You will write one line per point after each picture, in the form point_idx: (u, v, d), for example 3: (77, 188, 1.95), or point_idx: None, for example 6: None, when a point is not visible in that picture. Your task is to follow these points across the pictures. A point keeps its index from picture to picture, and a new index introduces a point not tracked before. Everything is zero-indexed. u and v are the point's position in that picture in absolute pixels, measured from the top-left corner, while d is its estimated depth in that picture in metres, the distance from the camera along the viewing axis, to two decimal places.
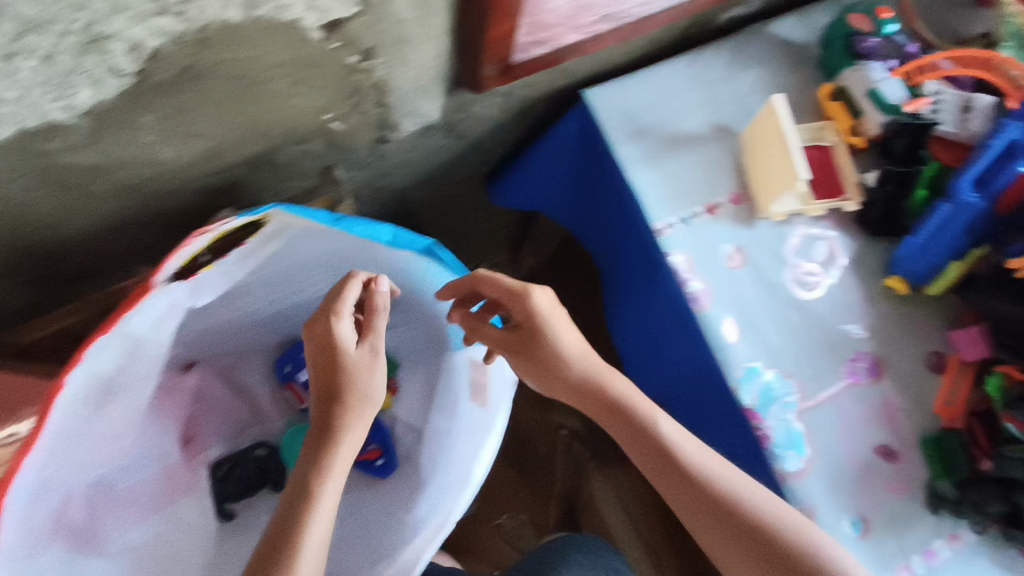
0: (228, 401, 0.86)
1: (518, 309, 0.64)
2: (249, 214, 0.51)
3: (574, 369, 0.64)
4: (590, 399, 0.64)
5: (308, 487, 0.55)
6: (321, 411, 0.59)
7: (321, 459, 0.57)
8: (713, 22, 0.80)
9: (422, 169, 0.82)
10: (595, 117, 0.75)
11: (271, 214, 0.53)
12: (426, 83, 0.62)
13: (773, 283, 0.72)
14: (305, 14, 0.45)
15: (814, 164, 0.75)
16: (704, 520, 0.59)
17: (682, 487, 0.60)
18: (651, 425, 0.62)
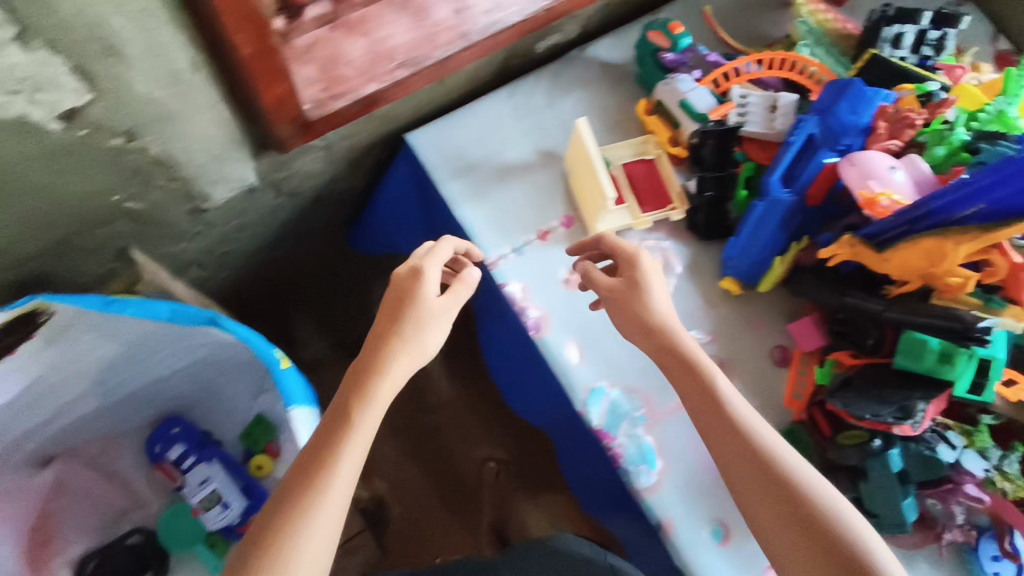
0: (98, 492, 0.83)
1: (627, 257, 0.66)
2: (12, 305, 0.55)
3: (650, 316, 0.63)
4: (659, 345, 0.62)
5: (313, 472, 0.51)
6: (357, 381, 0.56)
7: (338, 436, 0.53)
8: (532, 53, 0.82)
9: (267, 229, 0.82)
10: (421, 159, 0.75)
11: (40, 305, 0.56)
12: (223, 152, 0.62)
13: None
14: (32, 108, 0.45)
15: (640, 179, 0.76)
16: (755, 471, 0.56)
17: (730, 439, 0.57)
18: (710, 376, 0.60)
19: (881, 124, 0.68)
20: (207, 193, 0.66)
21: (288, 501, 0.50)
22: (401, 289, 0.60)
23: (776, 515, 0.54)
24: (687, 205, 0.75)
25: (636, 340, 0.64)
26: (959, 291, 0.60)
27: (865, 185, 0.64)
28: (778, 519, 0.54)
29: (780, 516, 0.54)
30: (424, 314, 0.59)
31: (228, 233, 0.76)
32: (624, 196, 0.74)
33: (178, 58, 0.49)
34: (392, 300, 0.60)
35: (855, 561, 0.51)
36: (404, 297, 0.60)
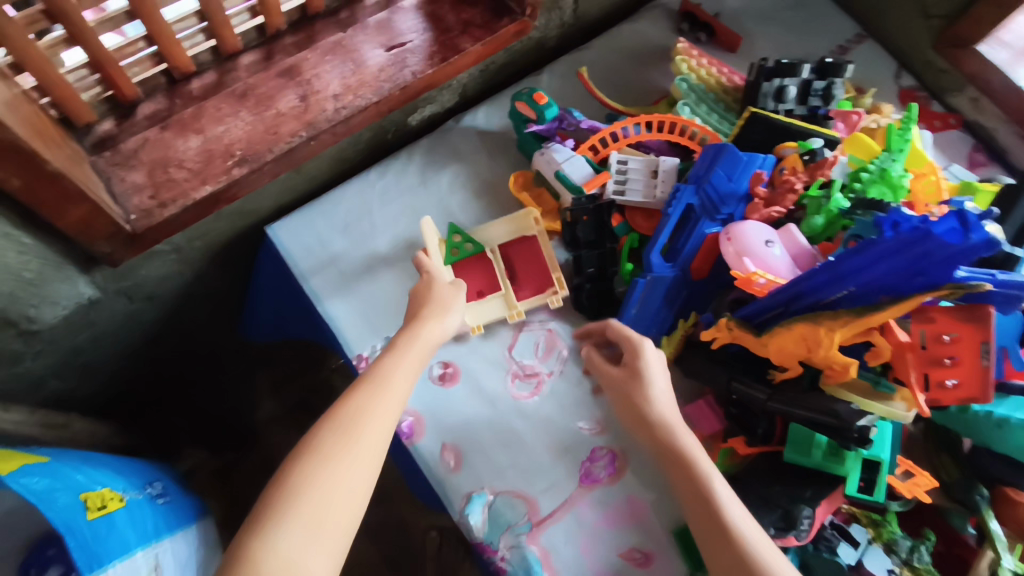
0: None
1: (629, 350, 0.59)
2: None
3: (650, 408, 0.56)
4: (640, 420, 0.56)
5: (361, 391, 0.51)
6: (406, 330, 0.58)
7: (385, 365, 0.54)
8: (405, 126, 0.78)
9: (135, 331, 0.77)
10: (282, 251, 0.70)
11: None
12: (33, 273, 0.57)
13: (492, 393, 0.67)
14: None
15: (519, 260, 0.71)
16: (717, 531, 0.49)
17: (693, 487, 0.51)
18: (672, 433, 0.54)
19: (758, 192, 0.64)
20: (32, 315, 0.61)
21: (331, 419, 0.49)
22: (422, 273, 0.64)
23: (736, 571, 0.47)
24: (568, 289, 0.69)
25: (631, 424, 0.57)
26: (846, 375, 0.53)
27: (743, 263, 0.59)
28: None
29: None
30: (437, 293, 0.61)
31: (81, 344, 0.71)
32: (499, 284, 0.69)
33: None
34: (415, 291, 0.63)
35: None
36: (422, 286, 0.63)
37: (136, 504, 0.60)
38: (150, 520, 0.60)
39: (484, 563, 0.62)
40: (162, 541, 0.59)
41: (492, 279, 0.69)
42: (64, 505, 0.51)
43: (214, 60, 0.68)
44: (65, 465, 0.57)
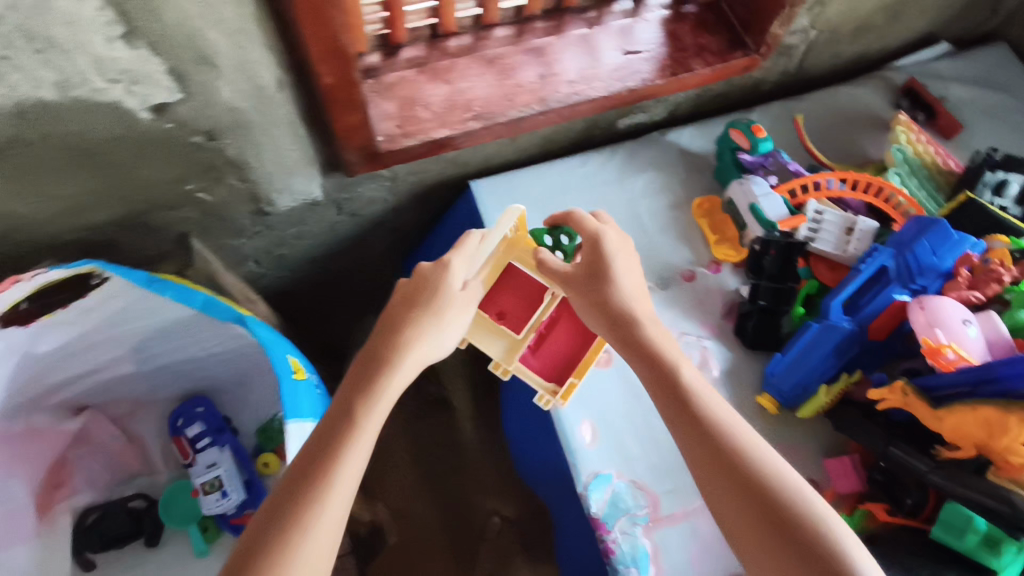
0: (118, 447, 0.86)
1: (590, 237, 0.59)
2: (63, 266, 0.53)
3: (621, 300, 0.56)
4: (607, 321, 0.56)
5: (315, 475, 0.45)
6: (367, 372, 0.50)
7: (341, 428, 0.47)
8: (613, 127, 0.83)
9: (327, 242, 0.85)
10: (480, 206, 0.76)
11: (93, 270, 0.55)
12: (292, 163, 0.66)
13: (640, 389, 0.70)
14: (126, 97, 0.50)
15: (561, 330, 0.64)
16: (697, 437, 0.49)
17: (671, 393, 0.51)
18: (646, 335, 0.54)
19: (962, 272, 0.63)
20: (273, 199, 0.70)
21: (270, 515, 0.43)
22: (420, 278, 0.56)
23: (727, 484, 0.46)
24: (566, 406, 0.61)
25: (591, 321, 0.57)
26: (1019, 471, 0.52)
27: (933, 333, 0.58)
28: (727, 492, 0.46)
29: (729, 489, 0.46)
30: (450, 297, 0.55)
31: (287, 238, 0.80)
32: (523, 331, 0.62)
33: (264, 75, 0.54)
34: (412, 293, 0.55)
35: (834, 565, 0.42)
36: (421, 287, 0.55)
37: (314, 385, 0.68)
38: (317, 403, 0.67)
39: (592, 537, 0.67)
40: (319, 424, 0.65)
41: (523, 317, 0.62)
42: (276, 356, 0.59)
43: (473, 26, 0.75)
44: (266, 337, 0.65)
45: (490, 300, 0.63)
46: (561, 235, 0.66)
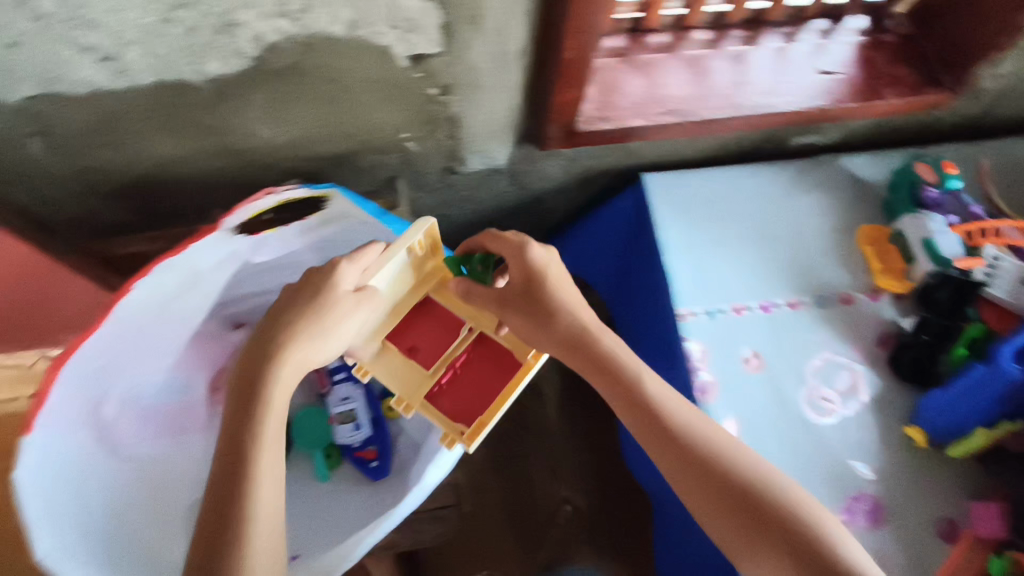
0: None
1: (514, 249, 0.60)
2: (311, 188, 0.59)
3: (570, 320, 0.58)
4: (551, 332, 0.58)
5: (240, 475, 0.48)
6: (267, 347, 0.53)
7: (255, 418, 0.50)
8: (784, 144, 0.84)
9: (485, 211, 0.89)
10: (650, 199, 0.78)
11: (332, 193, 0.60)
12: (497, 128, 0.70)
13: (786, 398, 0.71)
14: (396, 43, 0.54)
15: (473, 377, 0.63)
16: (669, 442, 0.53)
17: (631, 402, 0.55)
18: (605, 351, 0.57)
19: None
20: (465, 159, 0.74)
21: (210, 532, 0.46)
22: (310, 278, 0.56)
23: (695, 482, 0.52)
24: (472, 445, 0.58)
25: (539, 340, 0.59)
26: None
27: None
28: (701, 490, 0.51)
29: (702, 487, 0.51)
30: (334, 300, 0.55)
31: (456, 199, 0.84)
32: (432, 365, 0.63)
33: (513, 42, 0.58)
34: (312, 300, 0.55)
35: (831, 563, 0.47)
36: (321, 281, 0.56)
37: None
38: None
39: None
40: None
41: (436, 352, 0.63)
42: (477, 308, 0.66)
43: (673, 25, 0.78)
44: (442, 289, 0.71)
45: (403, 335, 0.64)
46: (474, 263, 0.65)
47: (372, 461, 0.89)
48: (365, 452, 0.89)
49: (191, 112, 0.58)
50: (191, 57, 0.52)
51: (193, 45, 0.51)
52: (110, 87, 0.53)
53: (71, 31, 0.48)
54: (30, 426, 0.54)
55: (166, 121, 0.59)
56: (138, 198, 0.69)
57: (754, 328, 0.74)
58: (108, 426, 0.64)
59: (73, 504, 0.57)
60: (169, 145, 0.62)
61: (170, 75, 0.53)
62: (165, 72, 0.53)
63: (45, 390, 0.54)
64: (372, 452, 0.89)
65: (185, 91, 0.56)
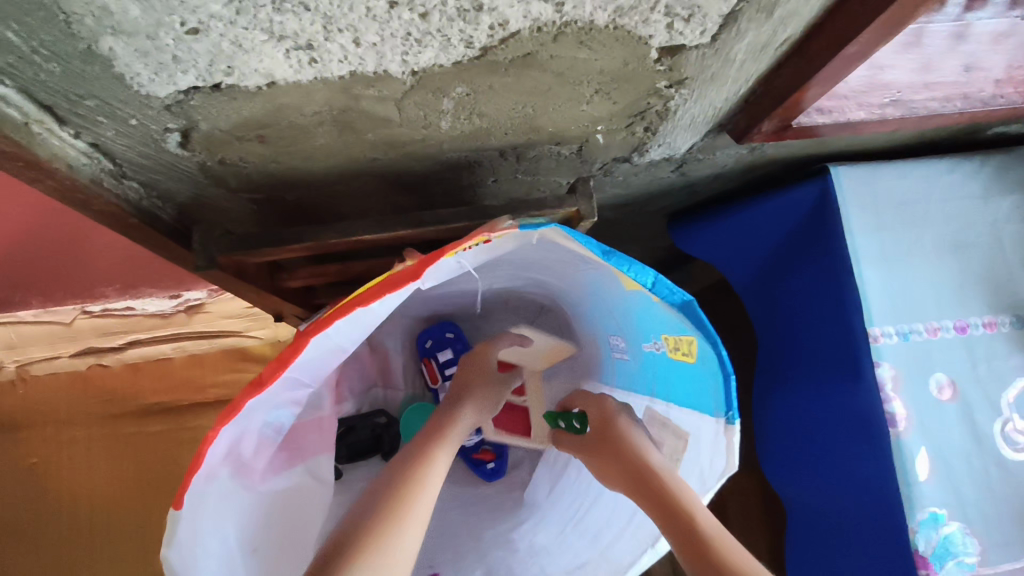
0: (361, 358, 0.79)
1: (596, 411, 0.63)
2: (530, 228, 0.45)
3: (640, 456, 0.57)
4: (620, 466, 0.58)
5: None
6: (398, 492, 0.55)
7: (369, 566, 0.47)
8: (980, 133, 0.73)
9: (627, 195, 0.78)
10: (839, 199, 0.69)
11: (548, 232, 0.47)
12: (701, 119, 0.58)
13: (980, 431, 0.65)
14: (660, 33, 0.42)
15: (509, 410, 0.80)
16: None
17: (680, 534, 0.51)
18: (666, 485, 0.55)
19: None
20: (646, 149, 0.63)
21: None
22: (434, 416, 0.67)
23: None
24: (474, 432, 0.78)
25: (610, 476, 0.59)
26: None
27: None
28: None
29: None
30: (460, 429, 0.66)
31: (605, 185, 0.73)
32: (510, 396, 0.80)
33: (786, 31, 0.46)
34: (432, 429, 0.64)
35: None
36: (473, 382, 0.70)
37: (649, 358, 0.63)
38: (652, 373, 0.64)
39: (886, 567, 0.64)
40: (661, 394, 0.64)
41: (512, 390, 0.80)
42: (704, 353, 0.54)
43: None
44: (636, 305, 0.58)
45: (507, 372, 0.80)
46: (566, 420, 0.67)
47: (488, 463, 0.83)
48: (480, 453, 0.83)
49: (371, 104, 0.46)
50: (406, 46, 0.39)
51: (416, 33, 0.38)
52: (290, 80, 0.41)
53: (274, 16, 0.35)
54: (178, 507, 0.46)
55: (335, 114, 0.46)
56: (268, 189, 0.57)
57: (949, 353, 0.67)
58: (249, 461, 0.53)
59: (229, 554, 0.51)
60: (327, 138, 0.50)
61: (370, 66, 0.41)
62: (365, 62, 0.40)
63: (200, 459, 0.46)
64: (488, 452, 0.83)
65: (377, 84, 0.43)
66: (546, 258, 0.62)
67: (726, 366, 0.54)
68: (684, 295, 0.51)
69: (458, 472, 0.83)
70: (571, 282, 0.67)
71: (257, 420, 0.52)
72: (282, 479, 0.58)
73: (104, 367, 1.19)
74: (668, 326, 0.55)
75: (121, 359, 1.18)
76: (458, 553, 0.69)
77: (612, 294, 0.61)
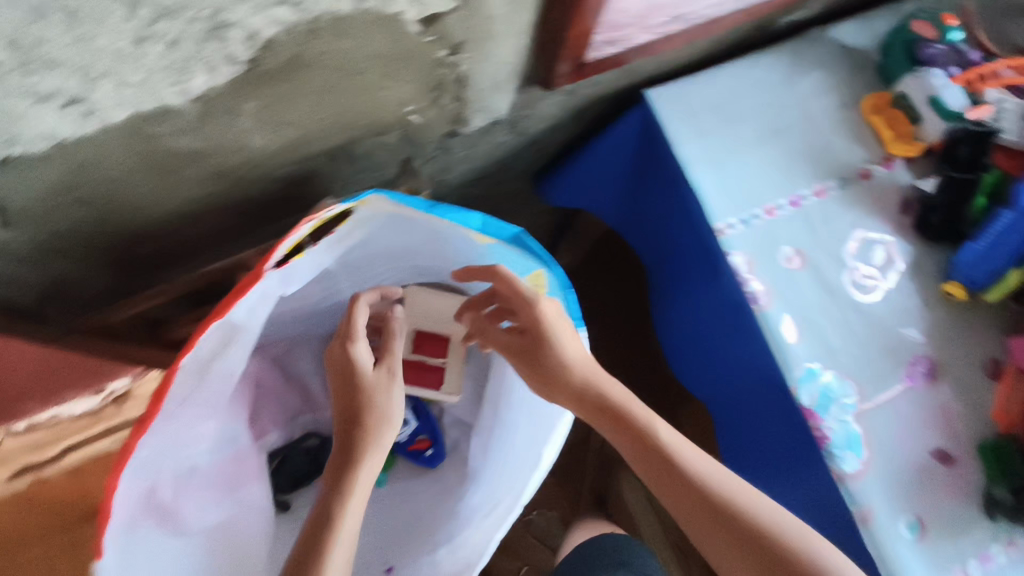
0: (279, 389, 0.85)
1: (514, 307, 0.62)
2: (350, 200, 0.51)
3: (564, 358, 0.61)
4: (584, 400, 0.62)
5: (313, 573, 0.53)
6: (349, 455, 0.59)
7: (329, 521, 0.55)
8: (773, 25, 0.81)
9: (481, 164, 0.82)
10: (657, 116, 0.75)
11: (368, 200, 0.52)
12: (503, 77, 0.63)
13: (832, 285, 0.72)
14: (409, 8, 0.46)
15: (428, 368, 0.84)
16: (598, 402, 0.62)
17: (597, 409, 0.62)
18: (564, 353, 0.61)
19: None
20: (468, 118, 0.67)
21: None
22: (333, 369, 0.62)
23: (668, 477, 0.59)
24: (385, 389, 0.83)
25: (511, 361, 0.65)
26: None
27: None
28: (711, 524, 0.57)
29: (746, 560, 0.56)
30: (382, 379, 0.62)
31: (455, 162, 0.78)
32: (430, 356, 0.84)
33: None
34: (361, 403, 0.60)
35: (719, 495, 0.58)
36: (358, 404, 0.60)
37: None
38: None
39: (792, 429, 0.70)
40: None
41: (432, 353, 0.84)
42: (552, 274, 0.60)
43: None
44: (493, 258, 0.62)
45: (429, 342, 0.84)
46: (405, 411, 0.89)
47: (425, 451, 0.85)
48: (417, 444, 0.85)
49: (173, 140, 0.48)
50: (174, 76, 0.42)
51: (176, 61, 0.41)
52: (76, 136, 0.43)
53: (25, 79, 0.37)
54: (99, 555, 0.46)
55: (143, 158, 0.49)
56: (123, 246, 0.60)
57: (791, 226, 0.73)
58: (167, 509, 0.55)
59: None
60: (149, 184, 0.53)
61: (150, 103, 0.44)
62: (142, 101, 0.43)
63: (107, 507, 0.46)
64: (424, 441, 0.85)
65: (168, 119, 0.46)
66: (404, 240, 0.65)
67: (564, 283, 0.62)
68: (514, 227, 0.56)
69: (401, 468, 0.86)
70: (444, 259, 0.71)
71: (160, 460, 0.54)
72: (210, 517, 0.61)
73: (43, 480, 1.15)
74: (518, 262, 0.60)
75: (58, 467, 1.15)
76: (408, 544, 0.73)
77: (471, 256, 0.66)
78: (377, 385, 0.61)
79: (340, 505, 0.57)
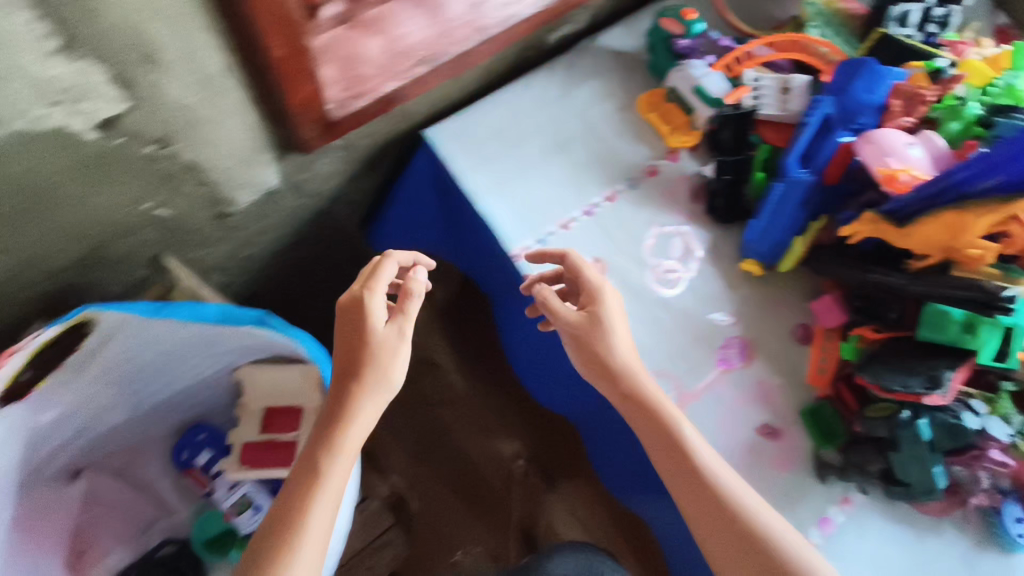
0: (128, 499, 0.82)
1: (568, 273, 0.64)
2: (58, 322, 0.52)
3: (611, 354, 0.60)
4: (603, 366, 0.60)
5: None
6: (328, 438, 0.52)
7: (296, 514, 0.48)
8: (543, 43, 0.83)
9: (287, 230, 0.81)
10: (439, 154, 0.76)
11: (89, 314, 0.54)
12: (249, 153, 0.62)
13: (637, 287, 0.73)
14: (70, 119, 0.46)
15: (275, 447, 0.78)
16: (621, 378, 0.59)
17: (618, 387, 0.59)
18: (615, 345, 0.60)
19: (894, 103, 0.70)
20: (231, 198, 0.65)
21: None
22: (341, 321, 0.56)
23: (686, 474, 0.55)
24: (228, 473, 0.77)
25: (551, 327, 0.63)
26: (980, 263, 0.61)
27: (885, 161, 0.66)
28: (726, 532, 0.52)
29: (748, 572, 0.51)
30: (394, 342, 0.55)
31: (251, 236, 0.76)
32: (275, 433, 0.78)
33: (209, 63, 0.50)
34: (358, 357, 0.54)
35: (734, 507, 0.53)
36: (355, 362, 0.54)
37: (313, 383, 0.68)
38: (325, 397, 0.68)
39: None
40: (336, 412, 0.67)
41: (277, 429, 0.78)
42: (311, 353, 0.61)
43: None
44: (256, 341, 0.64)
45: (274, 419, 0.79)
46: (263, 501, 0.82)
47: None
48: None
49: None
50: None
51: None
52: None
53: None
54: None
55: None
56: None
57: (588, 237, 0.74)
58: None
59: None
60: None
61: None
62: None
63: None
64: None
65: None
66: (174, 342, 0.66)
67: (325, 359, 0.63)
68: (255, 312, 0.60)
69: None
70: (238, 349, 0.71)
71: None
72: None
73: None
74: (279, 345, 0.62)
75: None
76: None
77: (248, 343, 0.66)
78: (385, 347, 0.55)
79: (310, 506, 0.49)
